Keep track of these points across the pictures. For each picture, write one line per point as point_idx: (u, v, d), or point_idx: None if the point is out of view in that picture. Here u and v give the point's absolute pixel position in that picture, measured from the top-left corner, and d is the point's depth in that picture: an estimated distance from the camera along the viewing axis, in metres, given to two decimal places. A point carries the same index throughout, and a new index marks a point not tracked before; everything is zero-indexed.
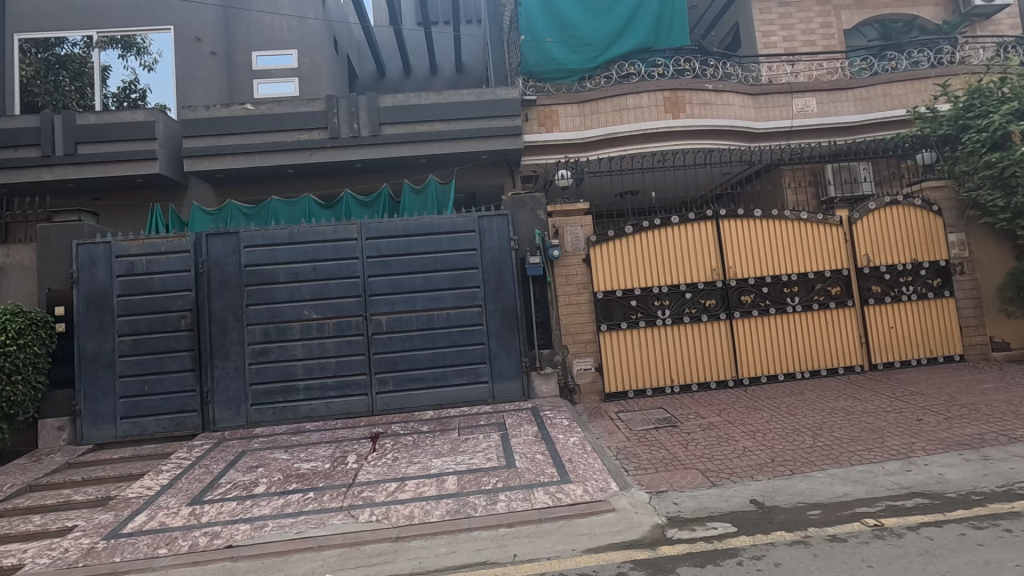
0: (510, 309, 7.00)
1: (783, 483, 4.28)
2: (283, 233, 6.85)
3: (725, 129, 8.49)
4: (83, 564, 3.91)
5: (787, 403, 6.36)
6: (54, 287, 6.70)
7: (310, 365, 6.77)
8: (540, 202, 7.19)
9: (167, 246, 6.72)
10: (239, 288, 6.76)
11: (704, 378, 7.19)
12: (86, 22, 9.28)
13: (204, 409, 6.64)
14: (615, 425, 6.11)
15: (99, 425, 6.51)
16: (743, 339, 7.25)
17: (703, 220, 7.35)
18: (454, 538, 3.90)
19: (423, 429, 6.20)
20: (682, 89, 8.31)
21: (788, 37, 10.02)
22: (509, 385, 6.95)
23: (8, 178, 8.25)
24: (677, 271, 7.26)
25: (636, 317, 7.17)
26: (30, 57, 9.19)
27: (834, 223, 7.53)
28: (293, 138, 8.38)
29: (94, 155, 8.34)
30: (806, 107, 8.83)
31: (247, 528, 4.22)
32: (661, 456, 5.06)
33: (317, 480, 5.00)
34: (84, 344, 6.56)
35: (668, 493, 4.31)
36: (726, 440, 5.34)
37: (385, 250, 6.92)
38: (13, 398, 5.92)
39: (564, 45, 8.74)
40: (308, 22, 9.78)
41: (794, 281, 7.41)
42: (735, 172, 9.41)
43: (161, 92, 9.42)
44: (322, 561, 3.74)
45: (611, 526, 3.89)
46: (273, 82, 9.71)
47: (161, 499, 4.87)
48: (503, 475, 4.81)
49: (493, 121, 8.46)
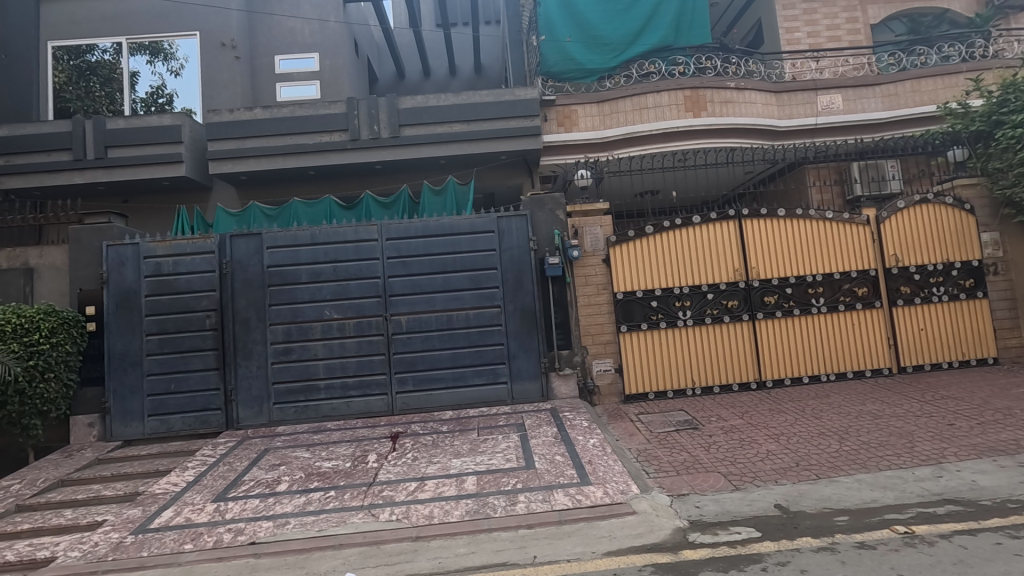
0: (529, 310, 6.98)
1: (808, 488, 4.20)
2: (304, 233, 6.93)
3: (747, 128, 8.36)
4: (112, 558, 3.99)
5: (812, 405, 6.23)
6: (85, 287, 6.89)
7: (331, 365, 6.84)
8: (559, 202, 7.16)
9: (192, 247, 6.85)
10: (262, 288, 6.86)
11: (727, 379, 7.09)
12: (115, 29, 9.53)
13: (227, 408, 6.75)
14: (635, 427, 6.05)
15: (128, 422, 6.66)
16: (767, 340, 7.14)
17: (725, 220, 7.24)
18: (474, 539, 3.91)
19: (442, 429, 6.22)
20: (703, 87, 8.21)
21: (813, 32, 9.82)
22: (528, 386, 6.93)
23: (42, 181, 8.50)
24: (699, 271, 7.17)
25: (656, 318, 7.10)
26: (62, 64, 9.47)
27: (861, 223, 7.35)
28: (314, 140, 8.48)
29: (123, 158, 8.55)
30: (832, 103, 8.65)
31: (269, 526, 4.28)
32: (682, 459, 5.00)
33: (338, 479, 5.04)
34: (113, 343, 6.73)
35: (689, 496, 4.26)
36: (748, 443, 5.25)
37: (405, 251, 6.96)
38: (46, 395, 6.10)
39: (584, 45, 8.72)
40: (329, 26, 9.89)
41: (819, 282, 7.26)
42: (758, 171, 9.24)
43: (187, 96, 9.61)
44: (343, 559, 3.77)
45: (631, 529, 3.85)
46: (295, 85, 9.82)
47: (187, 495, 4.96)
48: (522, 476, 4.80)
49: (512, 121, 8.46)
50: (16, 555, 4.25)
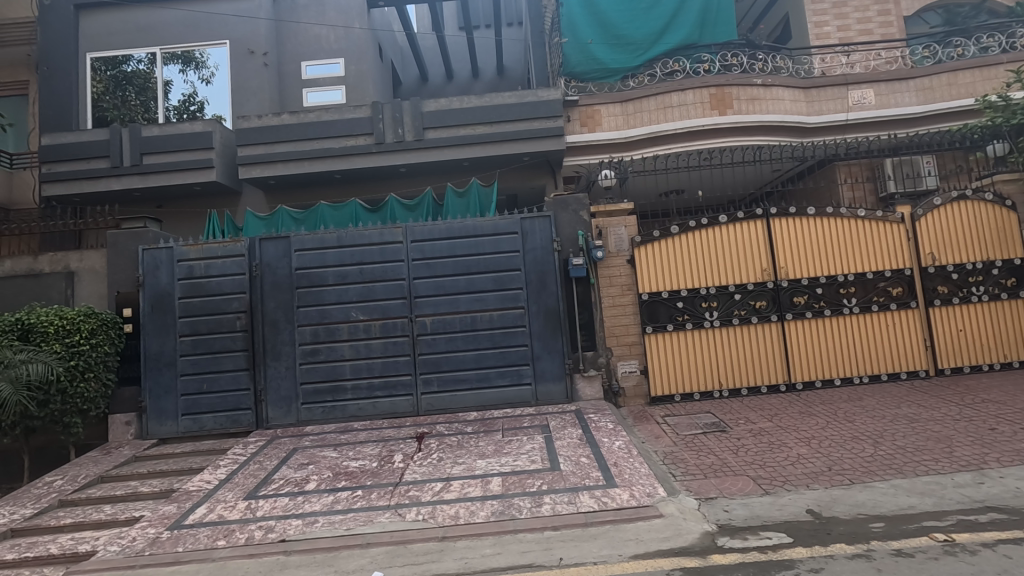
0: (553, 310, 6.95)
1: (842, 493, 4.09)
2: (331, 236, 7.04)
3: (776, 125, 8.18)
4: (149, 553, 4.12)
5: (845, 408, 6.07)
6: (122, 289, 7.13)
7: (358, 365, 6.93)
8: (583, 203, 7.13)
9: (223, 251, 7.03)
10: (290, 290, 6.99)
11: (755, 381, 6.97)
12: (150, 41, 9.84)
13: (257, 408, 6.90)
14: (661, 429, 5.99)
15: (163, 421, 6.85)
16: (796, 341, 6.99)
17: (753, 219, 7.12)
18: (499, 540, 3.91)
19: (467, 429, 6.25)
20: (729, 85, 8.09)
21: (843, 26, 9.53)
22: (552, 387, 6.90)
23: (82, 188, 8.82)
24: (726, 271, 7.06)
25: (682, 319, 7.02)
26: (100, 74, 9.79)
27: (895, 221, 7.14)
28: (341, 144, 8.62)
29: (157, 164, 8.82)
30: (864, 99, 8.44)
31: (299, 524, 4.36)
32: (710, 462, 4.93)
33: (365, 479, 5.10)
34: (149, 343, 6.94)
35: (718, 499, 4.19)
36: (778, 446, 5.15)
37: (429, 253, 7.01)
38: (87, 395, 6.32)
39: (607, 45, 8.67)
40: (353, 32, 10.02)
41: (851, 281, 7.09)
42: (786, 170, 9.04)
43: (217, 103, 9.85)
44: (371, 558, 3.81)
45: (658, 532, 3.81)
46: (321, 91, 9.98)
47: (220, 493, 5.09)
48: (548, 477, 4.79)
49: (536, 122, 8.46)
50: (59, 548, 4.41)
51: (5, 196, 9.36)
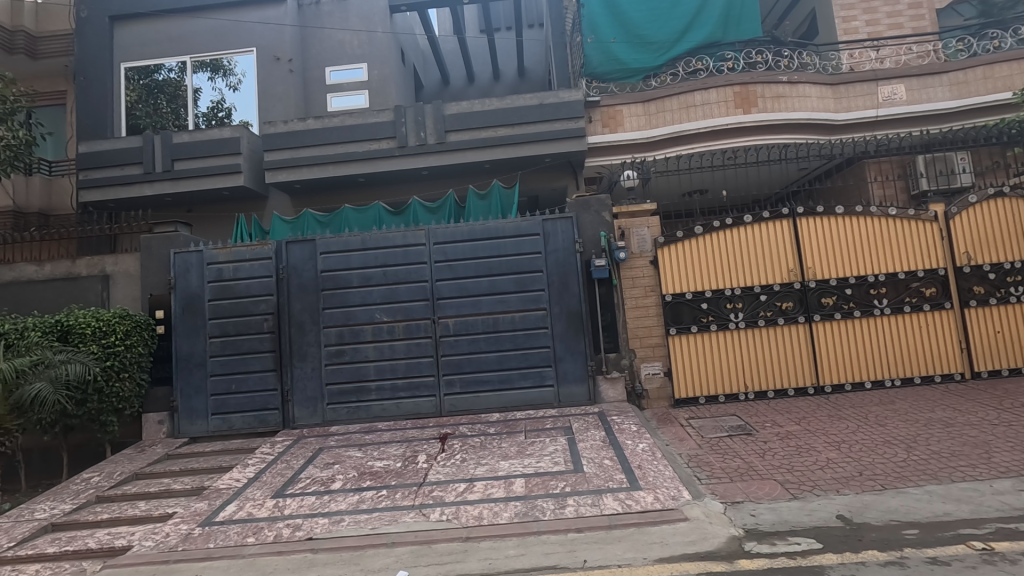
0: (575, 312, 6.93)
1: (873, 499, 4.00)
2: (356, 239, 7.14)
3: (802, 122, 8.02)
4: (182, 548, 4.23)
5: (876, 412, 5.92)
6: (155, 292, 7.34)
7: (382, 366, 7.02)
8: (605, 203, 7.09)
9: (251, 254, 7.19)
10: (315, 293, 7.10)
11: (782, 384, 6.85)
12: (180, 50, 10.12)
13: (284, 408, 7.03)
14: (685, 431, 5.93)
15: (194, 420, 7.03)
16: (825, 343, 6.84)
17: (779, 218, 7.00)
18: (523, 541, 3.92)
19: (490, 430, 6.27)
20: (753, 83, 7.98)
21: (872, 21, 9.28)
22: (575, 389, 6.88)
23: (116, 194, 9.11)
24: (751, 272, 6.96)
25: (707, 321, 6.93)
26: (133, 83, 10.10)
27: (929, 220, 6.94)
28: (364, 148, 8.74)
29: (188, 170, 9.05)
30: (894, 94, 8.24)
31: (325, 522, 4.43)
32: (736, 465, 4.86)
33: (390, 479, 5.16)
34: (180, 345, 7.13)
35: (744, 504, 4.13)
36: (806, 451, 5.04)
37: (452, 255, 7.05)
38: (122, 394, 6.53)
39: (628, 45, 8.62)
40: (376, 37, 10.16)
41: (882, 282, 6.92)
42: (812, 168, 8.85)
43: (244, 109, 10.07)
44: (396, 557, 3.85)
45: (683, 535, 3.77)
46: (345, 95, 10.13)
47: (249, 491, 5.20)
48: (571, 479, 4.77)
49: (557, 123, 8.47)
50: (97, 543, 4.57)
51: (44, 203, 9.75)
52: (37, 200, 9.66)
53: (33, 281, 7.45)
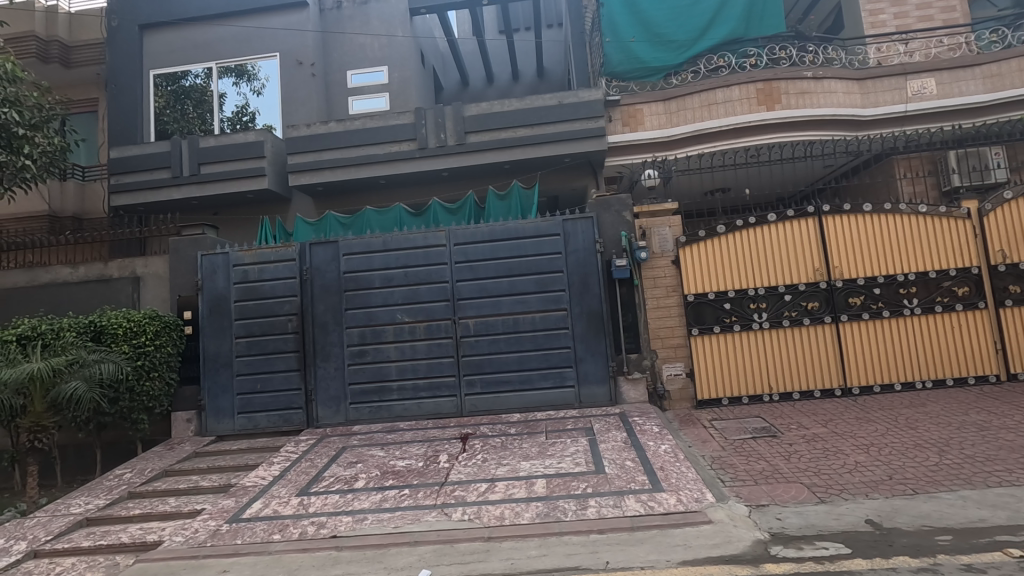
0: (596, 312, 6.89)
1: (904, 504, 3.90)
2: (377, 240, 7.21)
3: (827, 119, 7.85)
4: (210, 544, 4.33)
5: (906, 415, 5.78)
6: (183, 293, 7.51)
7: (404, 366, 7.08)
8: (626, 203, 7.05)
9: (276, 255, 7.31)
10: (338, 294, 7.20)
11: (808, 386, 6.72)
12: (206, 56, 10.35)
13: (308, 407, 7.13)
14: (708, 433, 5.86)
15: (221, 419, 7.18)
16: (852, 344, 6.70)
17: (804, 217, 6.88)
18: (545, 541, 3.91)
19: (511, 431, 6.27)
20: (777, 79, 7.86)
21: (900, 13, 9.02)
22: (595, 389, 6.84)
23: (146, 198, 9.36)
24: (776, 271, 6.85)
25: (730, 321, 6.85)
26: (162, 90, 10.36)
27: (961, 217, 6.75)
28: (385, 150, 8.83)
29: (214, 173, 9.25)
30: (924, 88, 8.01)
31: (349, 520, 4.49)
32: (760, 468, 4.79)
33: (412, 478, 5.20)
34: (207, 344, 7.29)
35: (770, 507, 4.07)
36: (834, 453, 4.94)
37: (472, 256, 7.08)
38: (152, 393, 6.69)
39: (649, 43, 8.55)
40: (396, 40, 10.26)
41: (912, 281, 6.75)
42: (838, 165, 8.68)
43: (268, 113, 10.26)
44: (418, 556, 3.88)
45: (707, 538, 3.73)
46: (366, 98, 10.24)
47: (274, 488, 5.28)
48: (592, 480, 4.75)
49: (577, 123, 8.46)
50: (129, 538, 4.70)
51: (79, 208, 10.06)
52: (72, 205, 9.98)
53: (67, 283, 7.68)
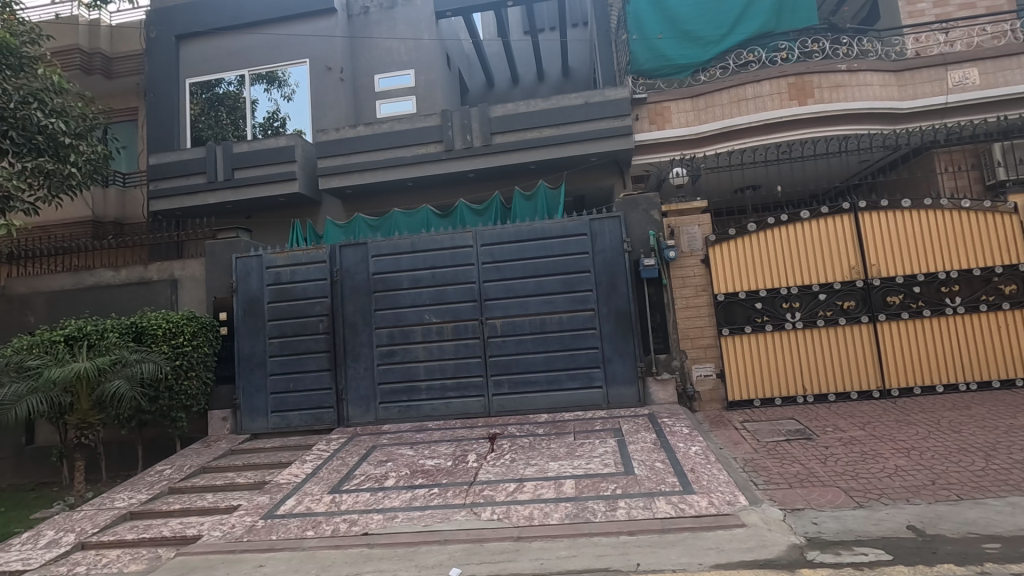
0: (623, 312, 6.84)
1: (948, 510, 3.76)
2: (406, 242, 7.30)
3: (863, 112, 7.63)
4: (247, 540, 4.44)
5: (949, 418, 5.57)
6: (219, 295, 7.73)
7: (432, 366, 7.14)
8: (653, 202, 6.97)
9: (308, 258, 7.47)
10: (367, 295, 7.30)
11: (844, 387, 6.54)
12: (239, 64, 10.62)
13: (339, 406, 7.25)
14: (740, 435, 5.75)
15: (255, 418, 7.36)
16: (891, 344, 6.49)
17: (839, 213, 6.70)
18: (574, 542, 3.90)
19: (538, 431, 6.27)
20: (809, 73, 7.66)
21: (940, 2, 8.63)
22: (624, 390, 6.79)
23: (183, 203, 9.65)
24: (810, 270, 6.69)
25: (761, 320, 6.71)
26: (197, 98, 10.67)
27: (1007, 212, 6.48)
28: (412, 153, 8.92)
29: (247, 178, 9.49)
30: (966, 79, 7.73)
31: (380, 518, 4.55)
32: (795, 471, 4.68)
33: (441, 477, 5.25)
34: (242, 345, 7.49)
35: (805, 511, 3.98)
36: (872, 457, 4.80)
37: (499, 257, 7.10)
38: (190, 392, 6.91)
39: (676, 40, 8.46)
40: (422, 43, 10.35)
41: (954, 279, 6.51)
42: (874, 159, 8.42)
43: (299, 119, 10.47)
44: (449, 554, 3.91)
45: (740, 542, 3.66)
46: (393, 102, 10.38)
47: (307, 486, 5.39)
48: (621, 482, 4.72)
49: (603, 122, 8.42)
50: (170, 532, 4.86)
51: (120, 213, 10.45)
52: (113, 211, 10.34)
53: (110, 286, 7.96)
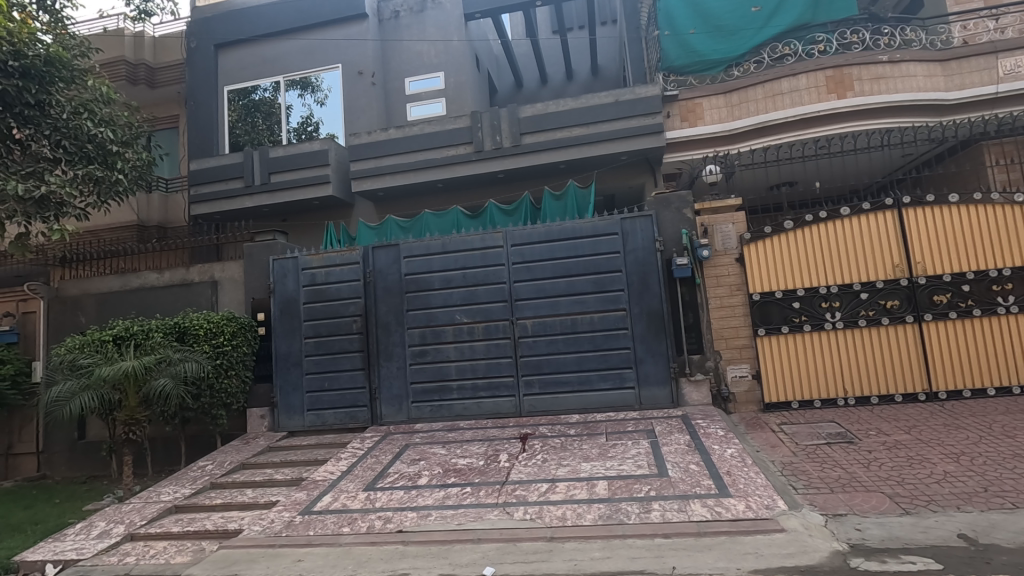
0: (656, 312, 6.73)
1: (1002, 519, 3.59)
2: (437, 243, 7.37)
3: (906, 104, 7.35)
4: (285, 534, 4.55)
5: (1002, 422, 5.32)
6: (256, 296, 7.94)
7: (463, 366, 7.19)
8: (686, 201, 6.86)
9: (342, 259, 7.61)
10: (400, 295, 7.40)
11: (888, 388, 6.31)
12: (274, 70, 10.91)
13: (373, 405, 7.36)
14: (778, 437, 5.61)
15: (292, 416, 7.53)
16: (937, 344, 6.24)
17: (882, 209, 6.48)
18: (608, 544, 3.87)
19: (570, 432, 6.23)
20: (848, 65, 7.43)
21: None
22: (656, 391, 6.69)
23: (222, 207, 9.96)
24: (850, 268, 6.48)
25: (799, 320, 6.55)
26: (235, 104, 11.00)
27: None
28: (442, 154, 9.00)
29: (282, 182, 9.73)
30: (1018, 67, 7.38)
31: (414, 516, 4.61)
32: (836, 475, 4.54)
33: (473, 476, 5.28)
34: (279, 345, 7.68)
35: (848, 516, 3.86)
36: (919, 462, 4.61)
37: (529, 257, 7.10)
38: (230, 390, 7.11)
39: (708, 36, 8.33)
40: (452, 45, 10.44)
41: (1007, 277, 6.23)
42: (918, 153, 8.13)
43: (332, 123, 10.69)
44: (482, 553, 3.92)
45: (780, 547, 3.57)
46: (423, 104, 10.49)
47: (343, 483, 5.50)
48: (656, 483, 4.65)
49: (633, 120, 8.33)
50: (213, 525, 5.02)
51: (162, 217, 10.88)
52: (157, 214, 10.79)
53: (154, 288, 8.26)
